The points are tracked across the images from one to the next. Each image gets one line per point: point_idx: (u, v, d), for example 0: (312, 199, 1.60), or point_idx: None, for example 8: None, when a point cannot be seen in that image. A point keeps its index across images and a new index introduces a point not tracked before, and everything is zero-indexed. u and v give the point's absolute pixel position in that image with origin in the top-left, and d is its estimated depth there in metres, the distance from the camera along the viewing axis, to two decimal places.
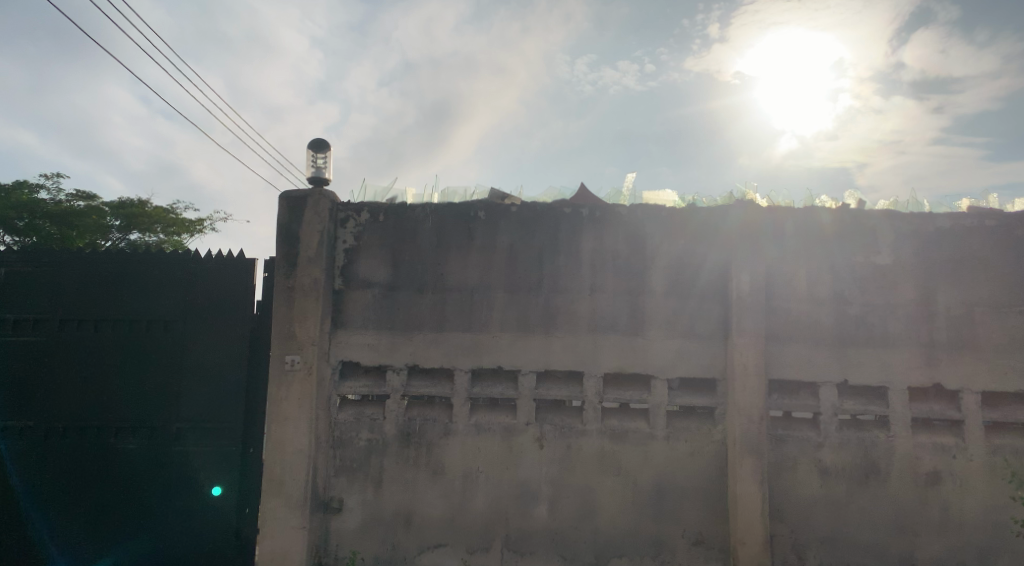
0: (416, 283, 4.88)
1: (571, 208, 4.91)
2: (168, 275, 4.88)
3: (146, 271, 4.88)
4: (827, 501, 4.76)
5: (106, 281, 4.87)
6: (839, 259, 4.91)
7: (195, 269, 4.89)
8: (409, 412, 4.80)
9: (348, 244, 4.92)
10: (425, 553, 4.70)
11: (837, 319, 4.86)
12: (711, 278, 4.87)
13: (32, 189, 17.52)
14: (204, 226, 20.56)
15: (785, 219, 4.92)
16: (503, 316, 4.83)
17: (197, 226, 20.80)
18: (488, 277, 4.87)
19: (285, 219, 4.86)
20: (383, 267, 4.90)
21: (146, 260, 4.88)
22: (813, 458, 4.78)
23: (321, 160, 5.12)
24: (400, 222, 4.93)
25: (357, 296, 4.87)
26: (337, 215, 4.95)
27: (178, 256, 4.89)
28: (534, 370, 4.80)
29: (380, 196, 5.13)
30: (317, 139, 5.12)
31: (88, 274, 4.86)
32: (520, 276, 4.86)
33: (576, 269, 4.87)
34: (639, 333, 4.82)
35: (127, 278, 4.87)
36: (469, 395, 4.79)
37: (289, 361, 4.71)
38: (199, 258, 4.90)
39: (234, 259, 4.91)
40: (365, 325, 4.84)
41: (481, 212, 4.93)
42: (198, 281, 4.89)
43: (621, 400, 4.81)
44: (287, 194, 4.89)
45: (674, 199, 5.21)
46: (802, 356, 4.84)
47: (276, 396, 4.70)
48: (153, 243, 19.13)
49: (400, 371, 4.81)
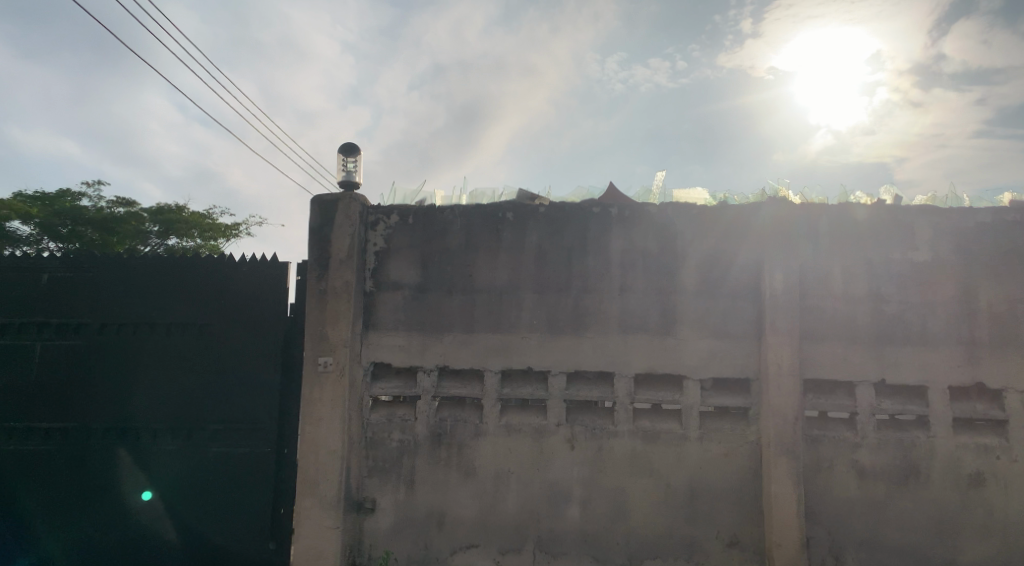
0: (445, 284, 4.89)
1: (600, 208, 4.89)
2: (203, 279, 4.96)
3: (182, 275, 4.96)
4: (865, 502, 4.67)
5: (144, 286, 4.96)
6: (875, 256, 4.82)
7: (230, 272, 4.96)
8: (440, 413, 4.81)
9: (378, 246, 4.96)
10: (458, 553, 4.71)
11: (874, 317, 4.77)
12: (743, 277, 4.82)
13: (74, 197, 17.98)
14: (240, 231, 20.89)
15: (819, 216, 4.84)
16: (533, 316, 4.83)
17: (233, 231, 21.14)
18: (518, 277, 4.86)
19: (316, 222, 4.91)
20: (413, 269, 4.92)
21: (182, 264, 4.97)
22: (850, 458, 4.70)
23: (352, 163, 5.16)
24: (429, 224, 4.95)
25: (388, 298, 4.90)
26: (367, 217, 4.98)
27: (213, 261, 4.96)
28: (564, 370, 4.78)
29: (410, 198, 5.16)
30: (347, 142, 5.16)
31: (127, 278, 4.96)
32: (550, 276, 4.85)
33: (606, 268, 4.85)
34: (670, 333, 4.78)
35: (164, 282, 4.96)
36: (500, 396, 4.79)
37: (321, 363, 4.75)
38: (234, 262, 4.97)
39: (267, 262, 4.97)
40: (395, 326, 4.87)
41: (511, 213, 4.93)
42: (233, 285, 4.96)
43: (652, 401, 4.77)
44: (318, 198, 4.94)
45: (705, 197, 5.16)
46: (838, 355, 4.76)
47: (309, 398, 4.75)
48: (191, 248, 19.47)
49: (431, 372, 4.83)
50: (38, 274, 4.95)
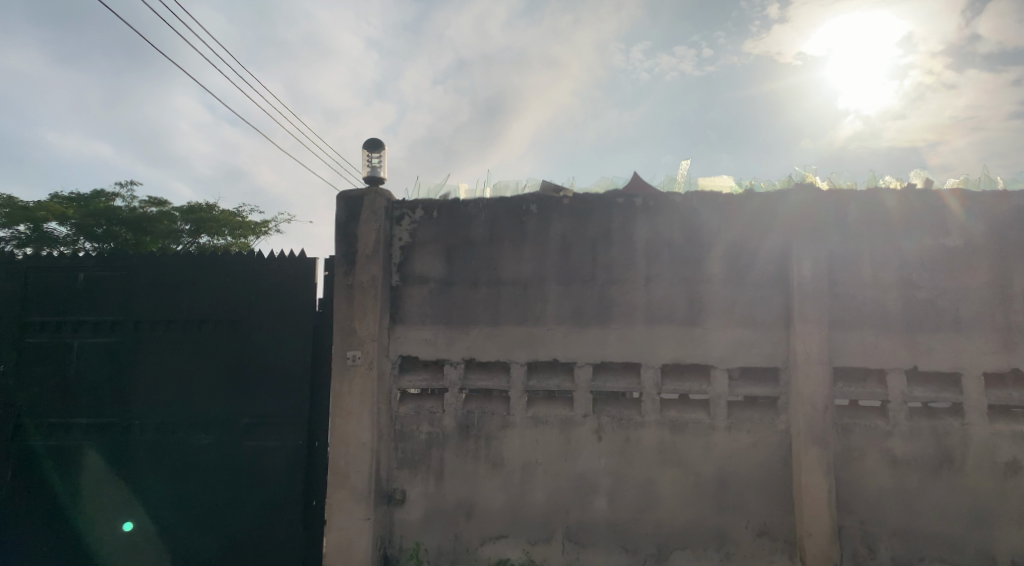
0: (471, 277, 4.91)
1: (624, 198, 4.88)
2: (234, 276, 5.04)
3: (214, 272, 5.04)
4: (898, 492, 4.62)
5: (177, 283, 5.05)
6: (905, 242, 4.75)
7: (260, 269, 5.03)
8: (467, 405, 4.84)
9: (404, 241, 5.00)
10: (488, 544, 4.75)
11: (905, 304, 4.71)
12: (770, 265, 4.78)
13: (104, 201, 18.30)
14: (269, 228, 21.11)
15: (847, 202, 4.78)
16: (558, 308, 4.83)
17: (262, 229, 21.38)
18: (543, 269, 4.87)
19: (343, 218, 4.96)
20: (438, 263, 4.95)
21: (213, 262, 5.05)
22: (882, 447, 4.65)
23: (376, 159, 5.19)
24: (454, 218, 4.97)
25: (413, 292, 4.94)
26: (393, 212, 5.02)
27: (243, 257, 5.03)
28: (591, 362, 4.79)
29: (434, 192, 5.18)
30: (372, 138, 5.20)
31: (160, 276, 5.05)
32: (575, 267, 4.85)
33: (631, 259, 4.84)
34: (697, 323, 4.76)
35: (195, 279, 5.05)
36: (526, 388, 4.81)
37: (350, 357, 4.81)
38: (263, 258, 5.04)
39: (296, 258, 5.03)
40: (422, 320, 4.91)
41: (534, 205, 4.93)
42: (263, 281, 5.03)
43: (679, 391, 4.76)
44: (344, 194, 4.99)
45: (731, 185, 5.12)
46: (868, 343, 4.70)
47: (339, 392, 4.80)
48: (221, 246, 19.72)
49: (457, 365, 4.86)
50: (74, 273, 5.07)
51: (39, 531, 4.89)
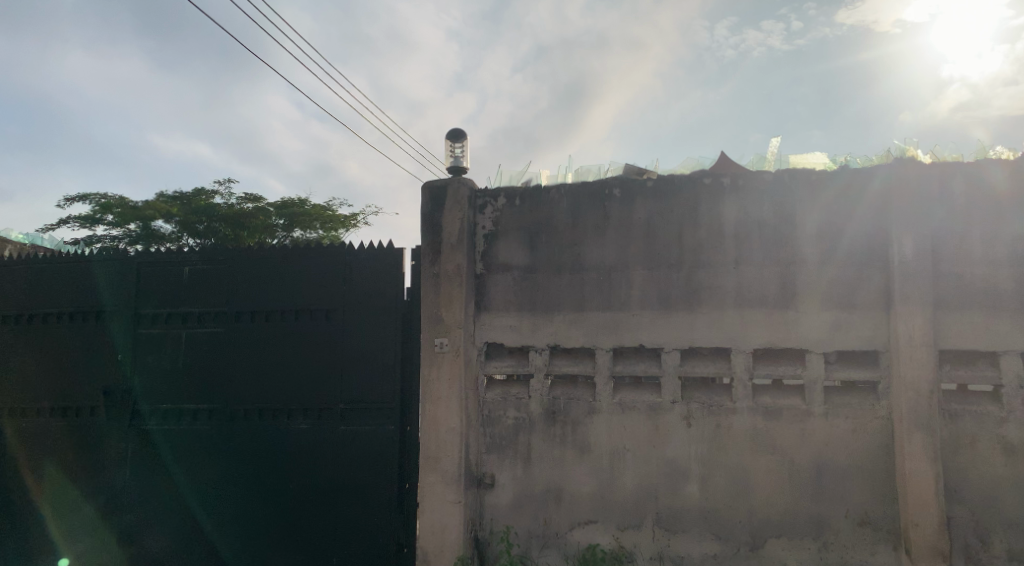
0: (555, 264, 4.89)
1: (711, 178, 4.76)
2: (326, 266, 5.17)
3: (308, 263, 5.20)
4: (1013, 482, 4.36)
5: (273, 275, 5.23)
6: (1019, 216, 4.45)
7: (350, 259, 5.15)
8: (554, 391, 4.84)
9: (488, 229, 5.01)
10: (577, 529, 4.74)
11: (1018, 282, 4.42)
12: (869, 244, 4.57)
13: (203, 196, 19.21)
14: (358, 220, 21.61)
15: (953, 176, 4.51)
16: (644, 292, 4.76)
17: (351, 221, 21.90)
18: (627, 253, 4.81)
19: (427, 208, 5.01)
20: (522, 250, 4.95)
21: (307, 253, 5.20)
22: (995, 434, 4.39)
23: (459, 149, 5.23)
24: (537, 204, 4.96)
25: (498, 279, 4.96)
26: (476, 201, 5.04)
27: (335, 248, 5.17)
28: (679, 347, 4.70)
29: (516, 179, 5.17)
30: (454, 128, 5.23)
31: (258, 268, 5.24)
32: (660, 250, 4.77)
33: (719, 241, 4.71)
34: (791, 306, 4.60)
35: (291, 271, 5.21)
36: (613, 373, 4.76)
37: (437, 344, 4.87)
38: (353, 249, 5.16)
39: (385, 248, 5.13)
40: (507, 307, 4.92)
41: (618, 189, 4.86)
42: (353, 271, 5.15)
43: (773, 376, 4.62)
44: (428, 184, 5.04)
45: (825, 161, 4.91)
46: (978, 324, 4.44)
47: (427, 378, 4.88)
48: (313, 239, 20.31)
49: (542, 351, 4.85)
50: (180, 267, 5.32)
51: (153, 510, 5.16)
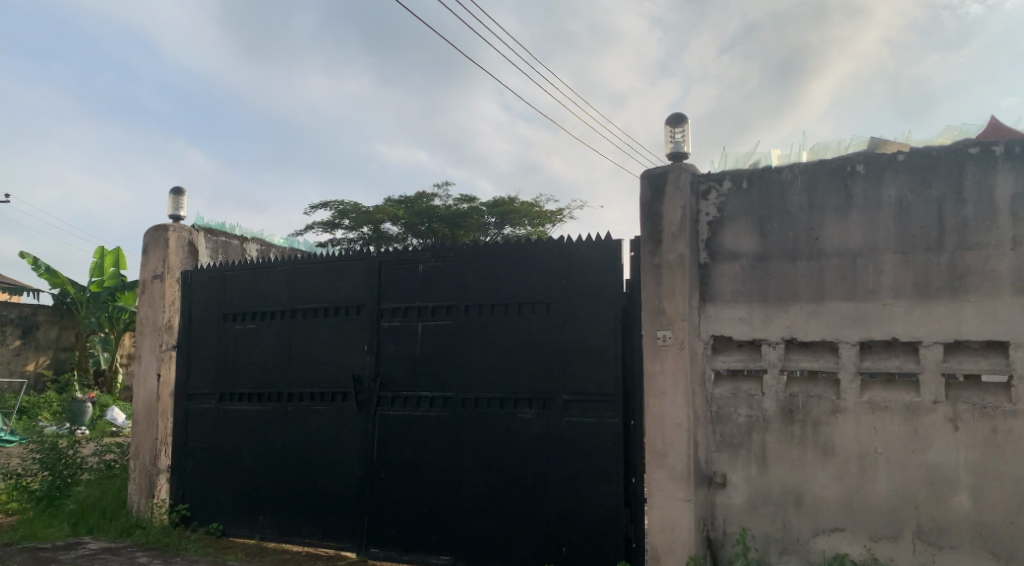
0: (789, 250, 4.56)
1: (977, 148, 4.19)
2: (547, 260, 5.21)
3: (529, 258, 5.27)
4: None
5: (497, 270, 5.35)
6: None
7: (570, 252, 5.15)
8: (790, 388, 4.51)
9: (712, 215, 4.78)
10: (821, 537, 4.39)
11: None
12: None
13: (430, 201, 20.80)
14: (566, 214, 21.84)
15: None
16: (895, 279, 4.30)
17: (558, 216, 22.19)
18: (875, 237, 4.36)
19: (648, 196, 4.86)
20: (751, 236, 4.67)
21: (528, 247, 5.27)
22: None
23: (679, 134, 5.03)
24: (767, 187, 4.64)
25: (725, 268, 4.71)
26: (699, 187, 4.82)
27: (555, 242, 5.19)
28: (940, 341, 4.19)
29: (743, 161, 4.85)
30: (675, 113, 5.04)
31: (483, 263, 5.40)
32: (915, 232, 4.28)
33: (989, 220, 4.14)
34: None
35: (513, 265, 5.31)
36: (859, 369, 4.35)
37: (661, 337, 4.71)
38: (573, 242, 5.15)
39: (604, 240, 5.06)
40: (736, 298, 4.66)
41: (860, 165, 4.43)
42: (573, 264, 5.14)
43: None
44: (649, 172, 4.89)
45: None
46: None
47: (651, 372, 4.74)
48: (523, 235, 20.82)
49: (776, 345, 4.54)
50: (413, 264, 5.62)
51: (394, 492, 5.46)
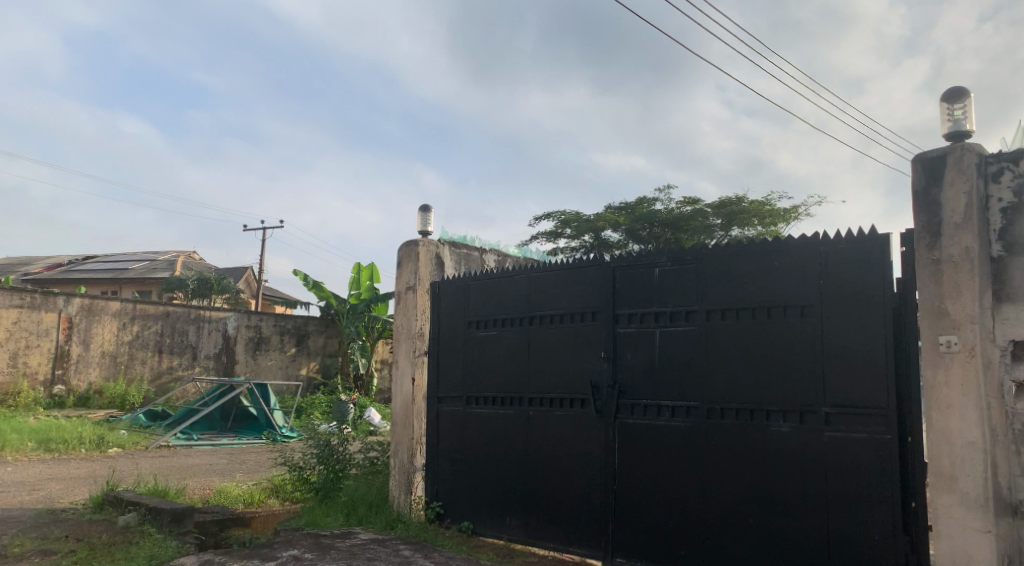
0: None
1: None
2: (800, 260, 4.81)
3: (779, 259, 4.89)
4: None
5: (744, 272, 5.02)
6: None
7: (826, 251, 4.71)
8: None
9: (1006, 202, 4.13)
10: None
11: None
12: None
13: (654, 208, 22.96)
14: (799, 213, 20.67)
15: None
16: None
17: (791, 214, 21.05)
18: None
19: (923, 183, 4.32)
20: None
21: (777, 248, 4.90)
22: None
23: (959, 110, 4.42)
24: None
25: None
26: (987, 169, 4.20)
27: (809, 241, 4.78)
28: None
29: None
30: (952, 88, 4.46)
31: (727, 265, 5.09)
32: None
33: None
34: None
35: (761, 267, 4.95)
36: None
37: (945, 343, 4.13)
38: (830, 239, 4.70)
39: (868, 236, 4.57)
40: None
41: None
42: (831, 264, 4.69)
43: None
44: (922, 155, 4.34)
45: None
46: None
47: (933, 383, 4.18)
48: (752, 236, 20.01)
49: None
50: (652, 269, 5.44)
51: (640, 503, 5.30)
